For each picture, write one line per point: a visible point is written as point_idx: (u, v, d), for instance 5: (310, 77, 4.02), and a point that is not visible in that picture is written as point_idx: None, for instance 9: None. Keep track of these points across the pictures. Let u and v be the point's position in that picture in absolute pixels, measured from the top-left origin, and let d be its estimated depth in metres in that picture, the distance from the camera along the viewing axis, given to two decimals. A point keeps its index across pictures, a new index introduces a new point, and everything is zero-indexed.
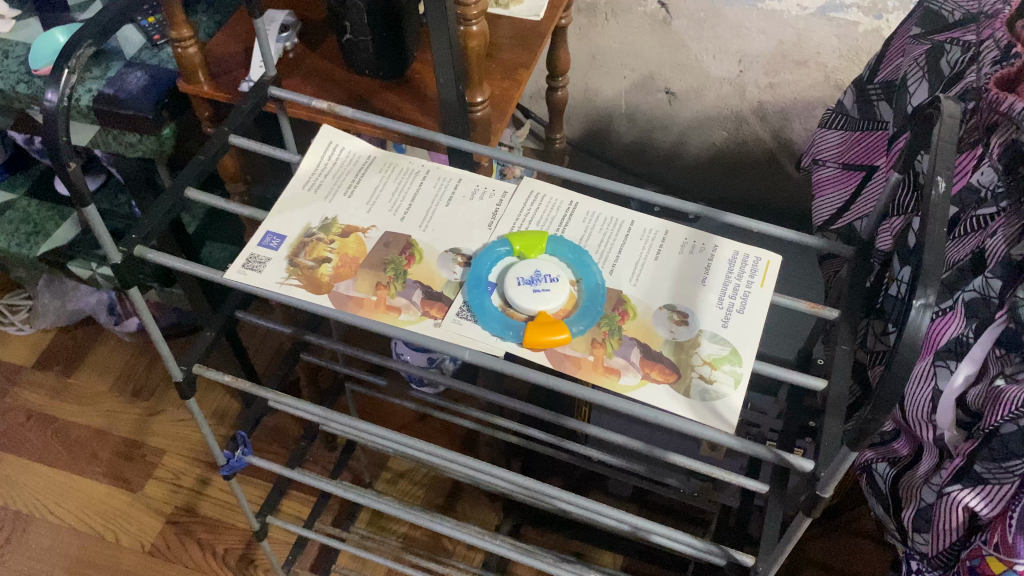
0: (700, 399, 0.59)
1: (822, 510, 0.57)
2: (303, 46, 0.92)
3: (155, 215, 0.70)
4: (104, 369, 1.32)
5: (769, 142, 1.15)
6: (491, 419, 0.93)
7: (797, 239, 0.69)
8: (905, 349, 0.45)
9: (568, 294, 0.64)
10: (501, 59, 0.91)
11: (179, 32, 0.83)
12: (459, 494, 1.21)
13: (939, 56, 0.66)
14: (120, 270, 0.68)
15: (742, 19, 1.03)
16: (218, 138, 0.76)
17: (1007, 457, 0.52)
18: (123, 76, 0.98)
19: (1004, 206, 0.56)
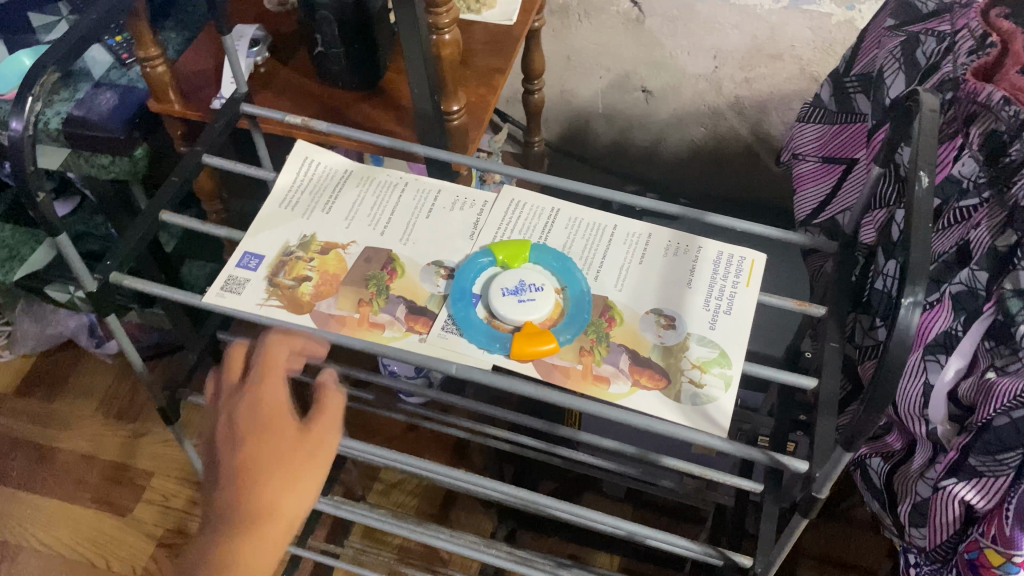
0: (691, 403, 0.58)
1: (819, 511, 0.56)
2: (274, 60, 0.90)
3: (130, 240, 0.69)
4: (87, 392, 1.30)
5: (748, 137, 1.15)
6: (480, 427, 0.92)
7: (781, 236, 0.69)
8: (897, 347, 0.44)
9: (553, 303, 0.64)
10: (476, 65, 0.90)
11: (147, 51, 0.81)
12: (453, 503, 1.20)
13: (914, 47, 0.66)
14: (97, 297, 0.66)
15: (716, 15, 1.03)
16: (191, 158, 0.74)
17: (1002, 449, 0.52)
18: (93, 97, 0.97)
19: (987, 197, 0.56)
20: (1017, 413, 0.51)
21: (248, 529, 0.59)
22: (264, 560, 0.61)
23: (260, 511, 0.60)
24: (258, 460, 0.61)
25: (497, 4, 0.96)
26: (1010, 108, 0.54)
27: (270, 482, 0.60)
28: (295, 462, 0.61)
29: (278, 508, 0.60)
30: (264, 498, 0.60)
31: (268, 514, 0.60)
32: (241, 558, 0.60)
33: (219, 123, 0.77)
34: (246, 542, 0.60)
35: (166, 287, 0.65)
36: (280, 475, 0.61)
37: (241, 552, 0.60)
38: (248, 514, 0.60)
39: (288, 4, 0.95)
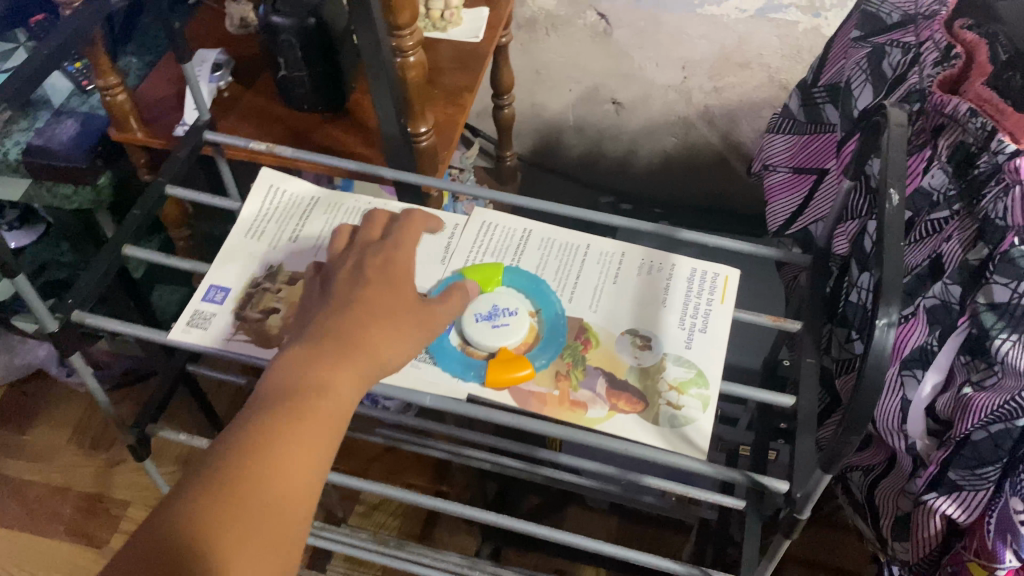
0: (669, 426, 0.57)
1: (802, 531, 0.56)
2: (238, 84, 0.89)
3: (92, 277, 0.67)
4: (58, 422, 1.28)
5: (719, 145, 1.15)
6: (460, 450, 0.90)
7: (754, 251, 0.68)
8: (873, 370, 0.43)
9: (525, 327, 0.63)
10: (443, 84, 0.89)
11: (106, 79, 0.80)
12: (435, 522, 1.19)
13: (881, 59, 0.66)
14: (59, 337, 0.65)
15: (683, 25, 1.03)
16: (153, 190, 0.73)
17: (980, 463, 0.52)
18: (54, 126, 0.95)
19: (958, 209, 0.55)
20: (995, 427, 0.50)
21: (307, 398, 0.46)
22: (304, 467, 0.44)
23: (320, 385, 0.46)
24: (348, 322, 0.49)
25: (463, 21, 0.96)
26: (977, 119, 0.54)
27: (345, 349, 0.48)
28: (380, 330, 0.50)
29: (335, 382, 0.47)
30: (326, 372, 0.47)
31: (332, 386, 0.47)
32: (288, 440, 0.44)
33: (182, 153, 0.76)
34: (295, 425, 0.45)
35: (130, 326, 0.64)
36: (362, 338, 0.49)
37: (286, 426, 0.45)
38: (308, 379, 0.46)
39: (250, 26, 0.93)
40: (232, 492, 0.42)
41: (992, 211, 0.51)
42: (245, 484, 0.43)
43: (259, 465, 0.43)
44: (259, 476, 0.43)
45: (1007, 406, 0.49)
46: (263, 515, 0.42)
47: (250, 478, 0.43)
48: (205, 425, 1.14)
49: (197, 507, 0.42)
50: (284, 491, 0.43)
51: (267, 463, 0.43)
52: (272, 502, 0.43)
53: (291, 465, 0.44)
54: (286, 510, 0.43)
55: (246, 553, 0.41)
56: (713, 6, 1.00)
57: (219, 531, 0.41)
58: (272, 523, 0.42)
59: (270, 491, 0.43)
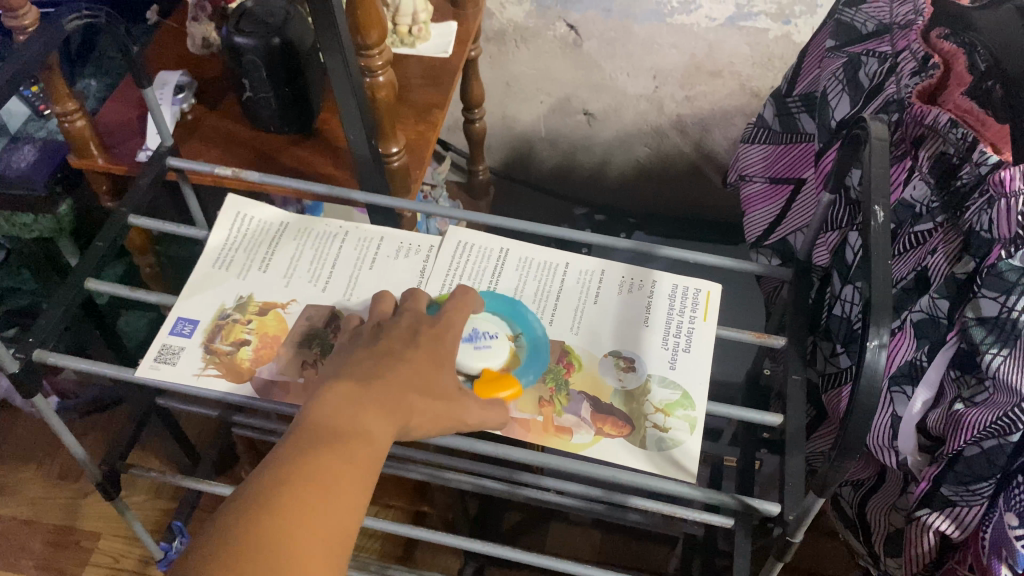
0: (657, 449, 0.56)
1: (795, 554, 0.55)
2: (202, 106, 0.87)
3: (53, 313, 0.65)
4: (24, 455, 1.24)
5: (692, 154, 1.14)
6: (440, 473, 0.88)
7: (736, 267, 0.67)
8: (865, 393, 0.42)
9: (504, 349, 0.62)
10: (413, 101, 0.87)
11: (63, 105, 0.77)
12: (416, 544, 1.16)
13: (857, 69, 0.66)
14: (19, 378, 0.62)
15: (653, 35, 1.02)
16: (116, 220, 0.70)
17: (974, 479, 0.51)
18: (12, 152, 0.92)
19: (941, 221, 0.55)
20: (987, 443, 0.50)
21: (332, 439, 0.43)
22: (334, 508, 0.41)
23: (348, 430, 0.44)
24: (376, 370, 0.48)
25: (431, 36, 0.94)
26: (957, 130, 0.54)
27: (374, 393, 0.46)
28: (411, 378, 0.48)
29: (362, 425, 0.44)
30: (353, 414, 0.45)
31: (360, 431, 0.44)
32: (315, 480, 0.41)
33: (145, 180, 0.73)
34: (322, 466, 0.42)
35: (95, 364, 0.62)
36: (392, 384, 0.47)
37: (313, 465, 0.42)
38: (334, 422, 0.44)
39: (212, 46, 0.91)
40: (255, 533, 0.39)
41: (977, 224, 0.51)
42: (268, 523, 0.39)
43: (285, 503, 0.40)
44: (285, 514, 0.40)
45: (1000, 421, 0.48)
46: (290, 555, 0.39)
47: (274, 517, 0.40)
48: (177, 453, 1.11)
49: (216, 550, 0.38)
50: (313, 530, 0.40)
51: (293, 501, 0.40)
52: (299, 540, 0.39)
53: (318, 506, 0.41)
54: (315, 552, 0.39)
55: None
56: (683, 15, 0.99)
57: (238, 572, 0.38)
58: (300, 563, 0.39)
59: (297, 529, 0.39)
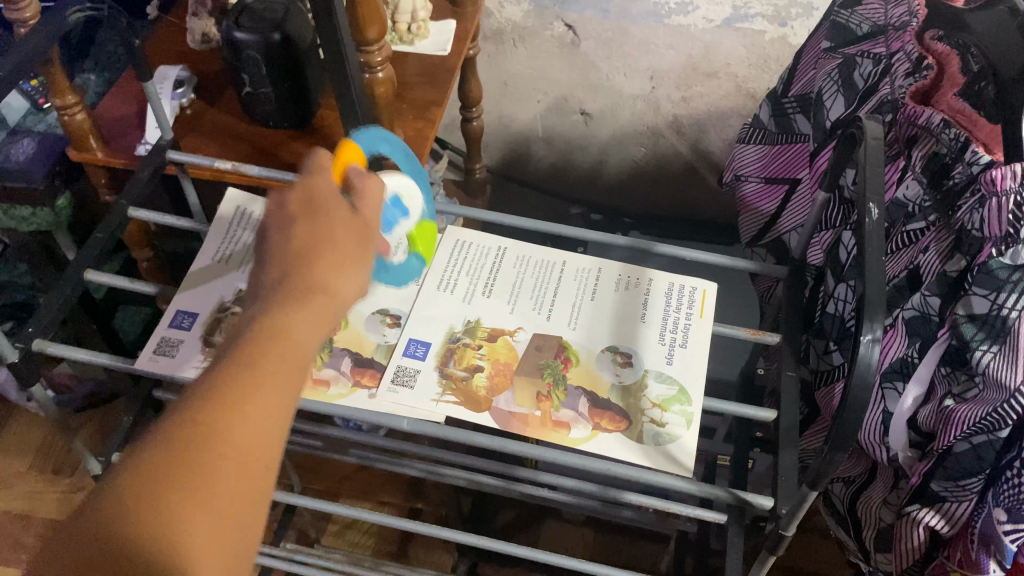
0: (653, 444, 0.56)
1: (787, 548, 0.55)
2: (201, 101, 0.87)
3: (53, 305, 0.65)
4: (19, 449, 1.23)
5: (688, 154, 1.15)
6: (437, 469, 0.88)
7: (731, 264, 0.68)
8: (858, 386, 0.43)
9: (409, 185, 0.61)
10: (411, 98, 0.88)
11: (63, 98, 0.77)
12: (410, 540, 1.17)
13: (852, 70, 0.67)
14: (18, 367, 0.62)
15: (650, 36, 1.03)
16: (116, 212, 0.71)
17: (964, 475, 0.52)
18: (10, 145, 0.92)
19: (934, 220, 0.56)
20: (977, 439, 0.50)
21: (265, 352, 0.39)
22: (270, 434, 0.37)
23: (280, 339, 0.39)
24: (296, 266, 0.43)
25: (430, 34, 0.95)
26: (950, 130, 0.54)
27: (306, 296, 0.41)
28: (335, 270, 0.43)
29: (294, 331, 0.40)
30: (285, 319, 0.40)
31: (291, 332, 0.40)
32: (248, 402, 0.37)
33: (145, 173, 0.74)
34: (255, 386, 0.37)
35: (95, 354, 0.62)
36: (320, 282, 0.42)
37: (246, 385, 0.37)
38: (265, 330, 0.39)
39: (212, 41, 0.91)
40: (186, 472, 0.35)
41: (969, 223, 0.51)
42: (201, 460, 0.35)
43: (218, 436, 0.36)
44: (218, 447, 0.36)
45: (990, 417, 0.49)
46: (227, 493, 0.35)
47: (207, 452, 0.35)
48: None
49: (140, 492, 0.34)
50: (250, 462, 0.36)
51: (227, 433, 0.36)
52: (235, 477, 0.36)
53: (256, 436, 0.37)
54: (252, 488, 0.36)
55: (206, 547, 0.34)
56: (680, 16, 1.00)
57: (171, 521, 0.34)
58: (236, 503, 0.36)
59: (231, 466, 0.36)
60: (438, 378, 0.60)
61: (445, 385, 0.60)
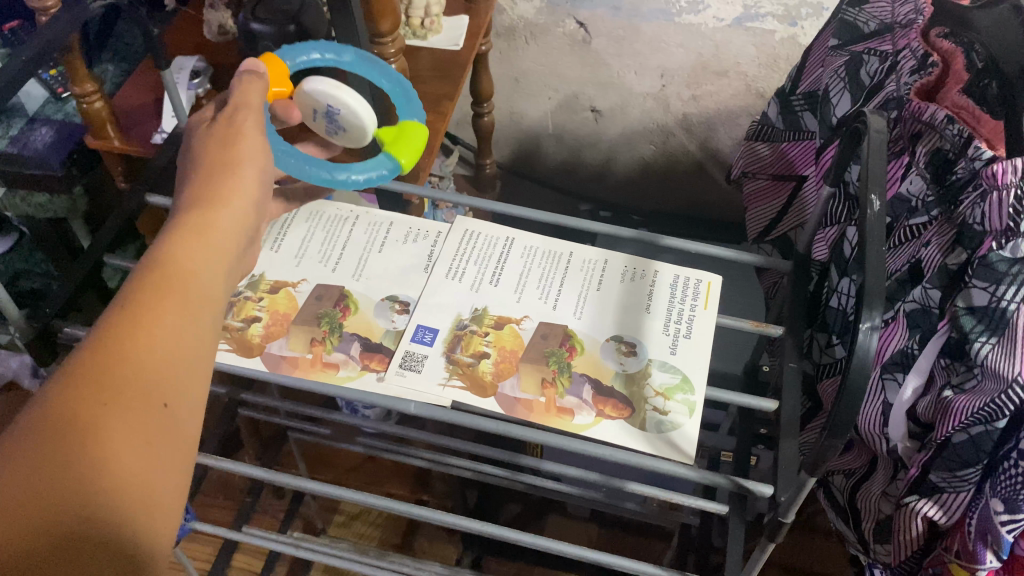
0: (655, 431, 0.57)
1: (786, 535, 0.56)
2: (216, 91, 0.89)
3: (67, 286, 0.67)
4: None
5: (697, 152, 1.15)
6: (442, 458, 0.88)
7: (736, 257, 0.69)
8: (857, 372, 0.44)
9: (333, 83, 0.57)
10: (423, 91, 0.89)
11: (82, 86, 0.79)
12: (415, 532, 1.17)
13: (858, 67, 0.68)
14: (32, 344, 0.65)
15: (661, 34, 1.04)
16: (133, 197, 0.72)
17: (961, 466, 0.52)
18: (29, 133, 0.94)
19: (936, 214, 0.56)
20: (975, 429, 0.51)
21: (156, 288, 0.41)
22: (169, 365, 0.40)
23: (170, 276, 0.42)
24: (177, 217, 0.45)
25: (443, 28, 0.96)
26: (953, 126, 0.55)
27: (189, 237, 0.44)
28: (215, 213, 0.46)
29: (180, 264, 0.43)
30: (172, 259, 0.43)
31: (178, 267, 0.42)
32: (139, 335, 0.39)
33: (161, 160, 0.75)
34: (148, 320, 0.40)
35: None
36: (205, 222, 0.45)
37: (136, 320, 0.39)
38: (150, 269, 0.42)
39: (229, 33, 0.92)
40: (86, 403, 0.37)
41: (970, 217, 0.52)
42: (102, 393, 0.37)
43: (115, 369, 0.38)
44: (115, 379, 0.38)
45: (987, 407, 0.49)
46: (129, 420, 0.37)
47: (104, 383, 0.37)
48: None
49: (46, 427, 0.36)
50: (149, 390, 0.39)
51: (123, 365, 0.38)
52: (136, 405, 0.38)
53: (147, 365, 0.39)
54: (159, 416, 0.39)
55: (120, 474, 0.37)
56: (691, 14, 1.00)
57: (80, 449, 0.36)
58: (141, 430, 0.38)
59: (127, 393, 0.38)
60: (445, 363, 0.61)
61: (452, 371, 0.61)
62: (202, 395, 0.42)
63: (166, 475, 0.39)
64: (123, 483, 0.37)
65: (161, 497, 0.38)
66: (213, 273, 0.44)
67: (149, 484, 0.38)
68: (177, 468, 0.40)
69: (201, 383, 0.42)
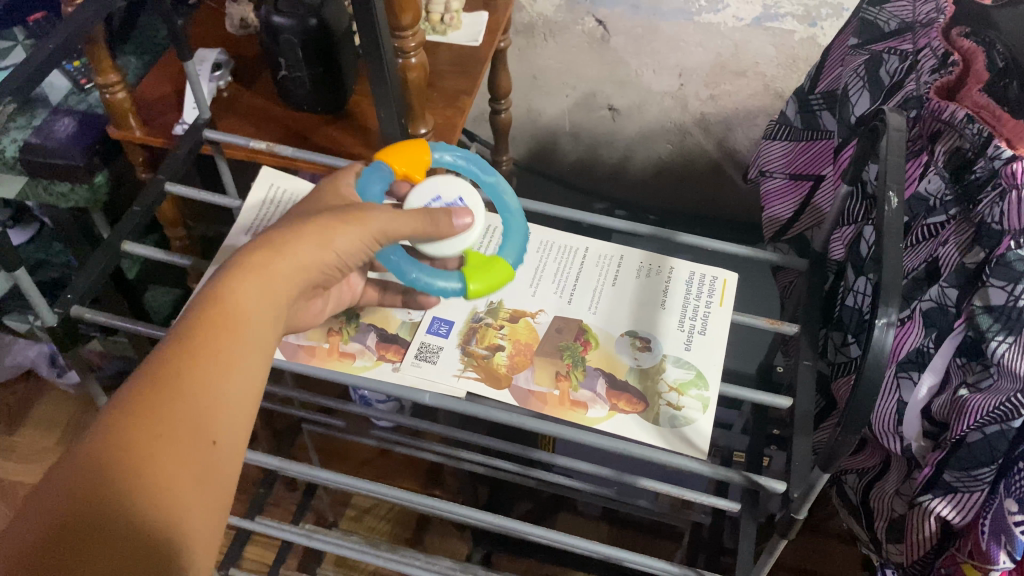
0: (669, 426, 0.57)
1: (798, 531, 0.56)
2: (236, 84, 0.89)
3: (90, 274, 0.68)
4: (49, 425, 1.23)
5: (714, 153, 1.15)
6: (454, 452, 0.88)
7: (752, 255, 0.69)
8: (872, 368, 0.44)
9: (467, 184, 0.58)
10: (442, 87, 0.90)
11: (106, 77, 0.80)
12: (427, 527, 1.17)
13: (878, 66, 0.67)
14: (55, 330, 0.65)
15: (680, 33, 1.04)
16: (154, 187, 0.73)
17: (976, 465, 0.52)
18: (52, 123, 0.95)
19: (955, 213, 0.56)
20: (990, 429, 0.51)
21: (212, 328, 0.44)
22: (216, 404, 0.43)
23: (228, 317, 0.44)
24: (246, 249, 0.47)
25: (463, 25, 0.96)
26: (973, 126, 0.55)
27: (255, 279, 0.46)
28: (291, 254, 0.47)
29: (241, 302, 0.45)
30: (236, 299, 0.45)
31: (242, 307, 0.45)
32: (190, 376, 0.42)
33: (183, 150, 0.76)
34: (201, 362, 0.43)
35: (134, 323, 0.66)
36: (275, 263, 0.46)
37: (188, 360, 0.43)
38: (208, 306, 0.44)
39: (250, 27, 0.94)
40: (136, 437, 0.40)
41: (989, 216, 0.52)
42: (147, 426, 0.40)
43: (161, 405, 0.41)
44: (160, 413, 0.41)
45: (1002, 407, 0.50)
46: (174, 456, 0.41)
47: (154, 417, 0.41)
48: None
49: (97, 454, 0.39)
50: (196, 429, 0.42)
51: (173, 403, 0.41)
52: (180, 439, 0.41)
53: (194, 400, 0.42)
54: (202, 453, 0.42)
55: (162, 506, 0.40)
56: (710, 14, 1.01)
57: (125, 480, 0.39)
58: (182, 467, 0.41)
59: (171, 425, 0.41)
60: (460, 355, 0.62)
61: (467, 362, 0.62)
62: (245, 432, 0.45)
63: (204, 510, 0.42)
64: (161, 516, 0.40)
65: (196, 530, 0.41)
66: (271, 316, 0.46)
67: (187, 517, 0.41)
68: (214, 502, 0.43)
69: (246, 420, 0.45)
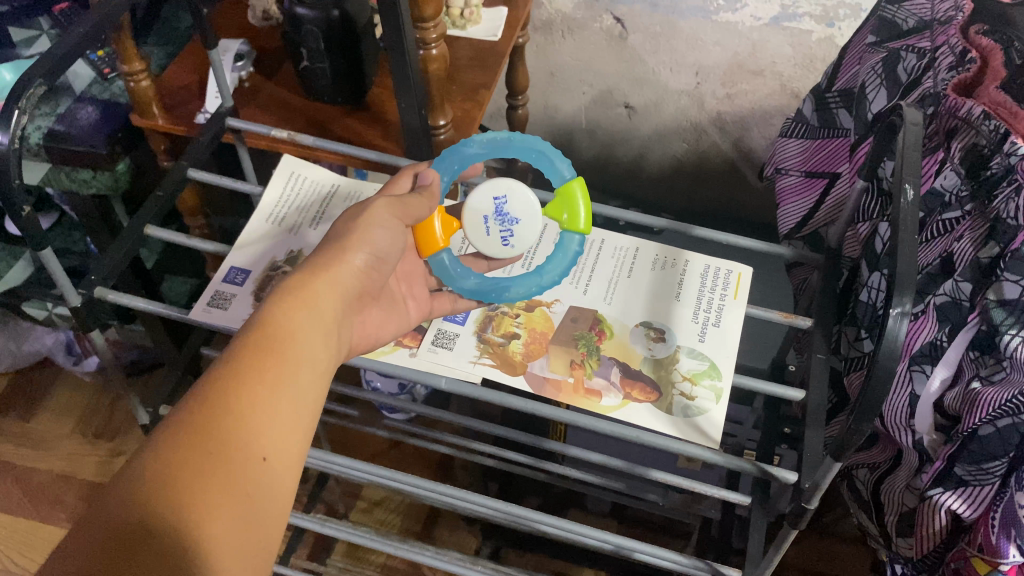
0: (682, 415, 0.58)
1: (809, 521, 0.56)
2: (259, 75, 0.91)
3: (113, 256, 0.69)
4: (66, 411, 1.24)
5: (730, 152, 1.16)
6: (464, 443, 0.88)
7: (765, 249, 0.69)
8: (885, 358, 0.44)
9: (479, 190, 0.59)
10: (462, 81, 0.91)
11: (130, 66, 0.81)
12: (435, 520, 1.18)
13: (895, 63, 0.68)
14: (79, 310, 0.66)
15: (698, 31, 1.04)
16: (177, 172, 0.74)
17: (987, 458, 0.53)
18: (76, 111, 0.97)
19: (969, 209, 0.57)
20: (1002, 422, 0.51)
21: (258, 349, 0.45)
22: (264, 422, 0.43)
23: (274, 338, 0.46)
24: (289, 279, 0.49)
25: (483, 20, 0.97)
26: (989, 122, 0.55)
27: (297, 303, 0.48)
28: (319, 285, 0.49)
29: (283, 328, 0.46)
30: (279, 325, 0.46)
31: (282, 332, 0.46)
32: (237, 395, 0.43)
33: (205, 138, 0.77)
34: (248, 381, 0.44)
35: (157, 305, 0.67)
36: (304, 293, 0.48)
37: (238, 378, 0.44)
38: (254, 332, 0.46)
39: (272, 19, 0.95)
40: (187, 454, 0.41)
41: (1003, 211, 0.53)
42: (197, 441, 0.41)
43: (212, 419, 0.42)
44: (210, 429, 0.42)
45: (1013, 401, 0.50)
46: (224, 471, 0.41)
47: (204, 434, 0.41)
48: None
49: (150, 472, 0.40)
50: (245, 447, 0.42)
51: (224, 420, 0.42)
52: (230, 455, 0.42)
53: (243, 419, 0.43)
54: (252, 469, 0.42)
55: (211, 521, 0.40)
56: (728, 13, 1.01)
57: (175, 493, 0.40)
58: (229, 483, 0.41)
59: (221, 441, 0.42)
60: (476, 342, 0.63)
61: (483, 350, 0.63)
62: (299, 455, 0.45)
63: (251, 528, 0.42)
64: (210, 528, 0.40)
65: (242, 548, 0.41)
66: (312, 342, 0.47)
67: (232, 534, 0.40)
68: (263, 522, 0.42)
69: (300, 440, 0.45)
